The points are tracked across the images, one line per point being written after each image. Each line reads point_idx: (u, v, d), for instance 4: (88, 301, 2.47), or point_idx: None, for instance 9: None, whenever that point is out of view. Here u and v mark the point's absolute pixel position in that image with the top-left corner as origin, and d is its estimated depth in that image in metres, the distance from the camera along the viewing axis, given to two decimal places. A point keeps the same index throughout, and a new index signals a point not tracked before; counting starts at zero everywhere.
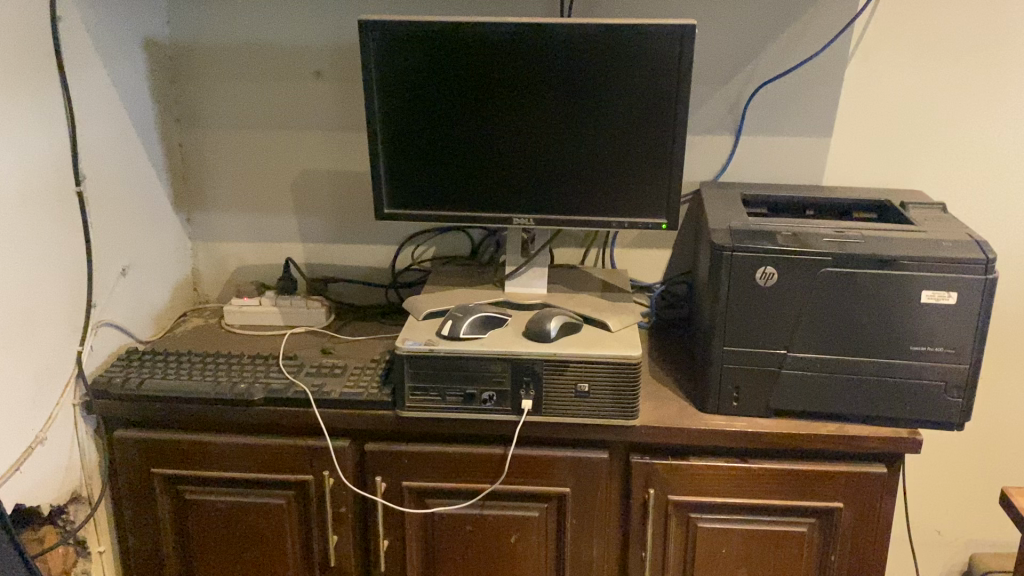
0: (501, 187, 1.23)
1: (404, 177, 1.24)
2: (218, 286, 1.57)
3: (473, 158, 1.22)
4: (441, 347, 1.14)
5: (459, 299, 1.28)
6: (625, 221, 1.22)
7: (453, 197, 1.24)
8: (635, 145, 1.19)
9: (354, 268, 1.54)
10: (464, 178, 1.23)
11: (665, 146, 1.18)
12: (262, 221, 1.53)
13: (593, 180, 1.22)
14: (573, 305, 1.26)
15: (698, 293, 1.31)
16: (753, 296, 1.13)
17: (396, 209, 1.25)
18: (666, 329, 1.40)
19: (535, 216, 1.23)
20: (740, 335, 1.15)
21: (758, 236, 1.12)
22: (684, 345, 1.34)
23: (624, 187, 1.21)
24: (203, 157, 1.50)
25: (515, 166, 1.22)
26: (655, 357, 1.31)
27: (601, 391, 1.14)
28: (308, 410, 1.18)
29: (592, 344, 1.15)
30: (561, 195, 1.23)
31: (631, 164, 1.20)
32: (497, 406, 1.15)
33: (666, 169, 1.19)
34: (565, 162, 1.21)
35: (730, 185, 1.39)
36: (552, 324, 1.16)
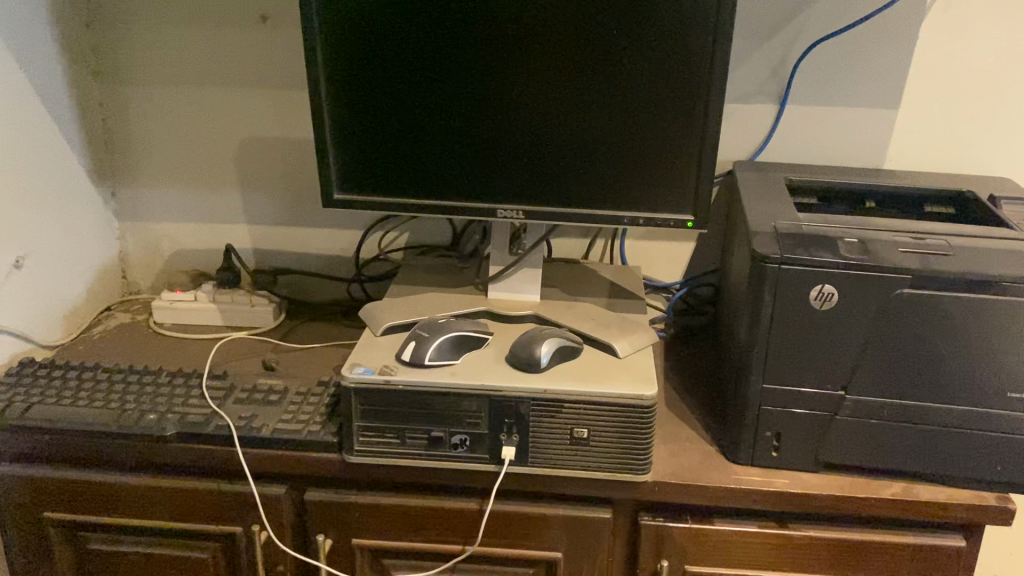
0: (482, 171, 0.96)
1: (358, 154, 0.97)
2: (151, 273, 1.32)
3: (448, 132, 0.95)
4: (401, 379, 0.89)
5: (430, 309, 1.03)
6: (640, 219, 0.95)
7: (421, 180, 0.98)
8: (657, 123, 0.92)
9: (312, 256, 1.28)
10: (435, 156, 0.96)
11: (696, 126, 0.92)
12: (200, 198, 1.27)
13: (599, 165, 0.95)
14: (572, 320, 1.01)
15: (729, 304, 1.05)
16: (805, 322, 0.87)
17: (348, 194, 0.99)
18: (687, 343, 1.15)
19: (525, 208, 0.97)
20: (784, 369, 0.89)
21: (814, 244, 0.86)
22: (711, 368, 1.09)
23: (641, 175, 0.95)
24: (128, 118, 1.24)
25: (500, 143, 0.95)
26: (674, 385, 1.05)
27: (603, 440, 0.89)
28: (232, 450, 0.94)
29: (593, 377, 0.90)
30: (558, 182, 0.96)
31: (649, 143, 0.93)
32: (470, 454, 0.91)
33: (695, 155, 0.93)
34: (564, 141, 0.94)
35: (770, 167, 1.13)
36: (542, 350, 0.90)
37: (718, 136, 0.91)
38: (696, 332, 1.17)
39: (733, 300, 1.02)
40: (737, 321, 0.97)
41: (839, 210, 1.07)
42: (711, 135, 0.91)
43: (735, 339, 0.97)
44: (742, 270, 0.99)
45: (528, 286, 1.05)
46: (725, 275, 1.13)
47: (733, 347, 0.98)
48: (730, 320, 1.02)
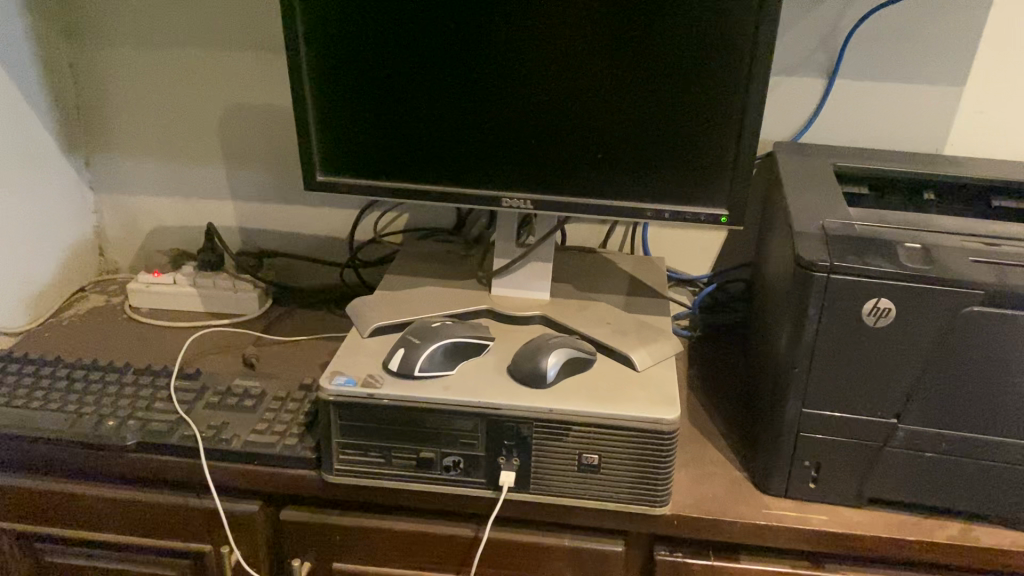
0: (485, 152, 0.84)
1: (344, 131, 0.85)
2: (130, 251, 1.21)
3: (447, 107, 0.83)
4: (386, 392, 0.78)
5: (426, 306, 0.91)
6: (665, 212, 0.83)
7: (416, 162, 0.86)
8: (688, 103, 0.79)
9: (302, 237, 1.16)
10: (432, 135, 0.84)
11: (734, 108, 0.79)
12: (181, 171, 1.15)
13: (619, 150, 0.82)
14: (585, 324, 0.89)
15: (764, 310, 0.93)
16: (854, 340, 0.75)
17: (332, 176, 0.87)
18: (714, 349, 1.03)
19: (533, 196, 0.84)
20: (827, 393, 0.77)
21: (869, 250, 0.74)
22: (741, 378, 0.97)
23: (669, 161, 0.82)
24: (101, 81, 1.12)
25: (507, 122, 0.82)
26: (699, 399, 0.94)
27: (616, 467, 0.78)
28: (198, 462, 0.84)
29: (605, 395, 0.79)
30: (573, 167, 0.84)
31: (679, 124, 0.80)
32: (464, 478, 0.80)
33: (732, 142, 0.80)
34: (579, 123, 0.82)
35: (815, 151, 1.00)
36: (550, 361, 0.79)
37: (759, 120, 0.78)
38: (725, 336, 1.05)
39: (770, 305, 0.90)
40: (774, 332, 0.85)
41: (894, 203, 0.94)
42: (752, 119, 0.78)
43: (770, 352, 0.85)
44: (781, 274, 0.86)
45: (536, 283, 0.93)
46: (759, 273, 1.01)
47: (768, 362, 0.86)
48: (765, 329, 0.91)
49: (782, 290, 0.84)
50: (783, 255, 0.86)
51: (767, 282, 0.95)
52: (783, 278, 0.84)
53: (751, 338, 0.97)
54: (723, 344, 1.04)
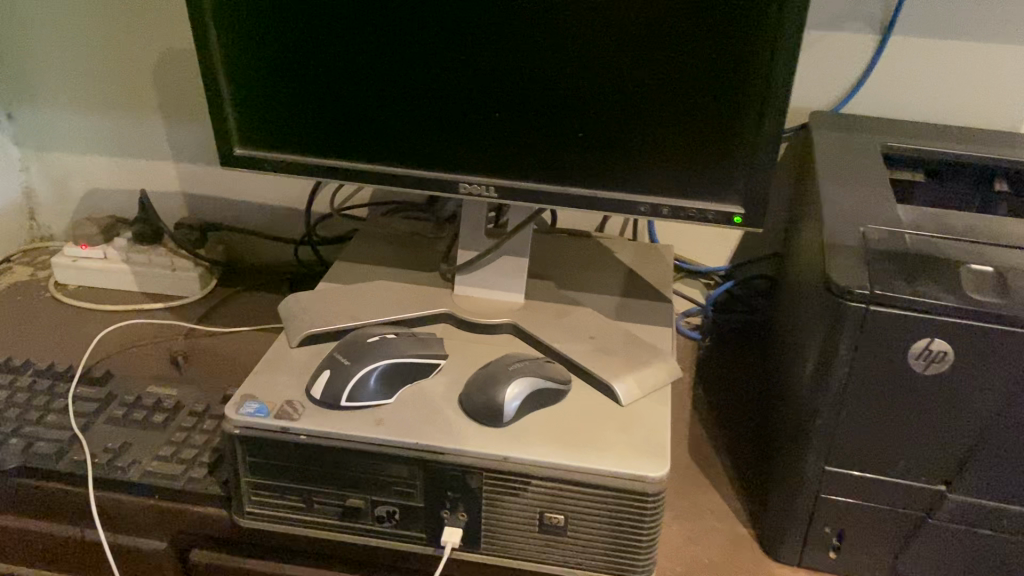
0: (438, 124, 0.67)
1: (264, 94, 0.69)
2: (64, 215, 1.06)
3: (390, 67, 0.66)
4: (303, 427, 0.63)
5: (371, 307, 0.75)
6: (662, 207, 0.65)
7: (354, 134, 0.69)
8: (694, 71, 0.62)
9: (254, 207, 1.01)
10: (371, 100, 0.67)
11: (755, 79, 0.61)
12: (115, 127, 1.00)
13: (605, 127, 0.65)
14: (562, 338, 0.72)
15: (781, 320, 0.76)
16: (895, 388, 0.58)
17: (253, 149, 0.71)
18: (727, 358, 0.86)
19: (498, 181, 0.68)
20: (856, 449, 0.61)
21: (922, 275, 0.56)
22: (756, 399, 0.80)
23: (668, 142, 0.65)
24: (19, 20, 0.96)
25: (465, 88, 0.65)
26: (703, 425, 0.78)
27: (584, 529, 0.62)
28: (88, 494, 0.70)
29: (575, 440, 0.63)
30: (547, 146, 0.66)
31: (682, 96, 0.63)
32: (399, 531, 0.65)
33: (750, 121, 0.62)
34: (554, 92, 0.64)
35: (860, 125, 0.81)
36: (511, 393, 0.64)
37: (787, 96, 0.60)
38: (741, 341, 0.88)
39: (789, 317, 0.73)
40: (792, 357, 0.69)
41: (940, 201, 0.78)
42: (777, 94, 0.60)
43: (787, 382, 0.69)
44: (804, 284, 0.69)
45: (507, 281, 0.77)
46: (781, 271, 0.83)
47: (783, 394, 0.69)
48: (781, 347, 0.74)
49: (805, 306, 0.66)
50: (808, 263, 0.69)
51: (788, 286, 0.77)
52: (807, 290, 0.66)
53: (767, 351, 0.80)
54: (737, 352, 0.87)
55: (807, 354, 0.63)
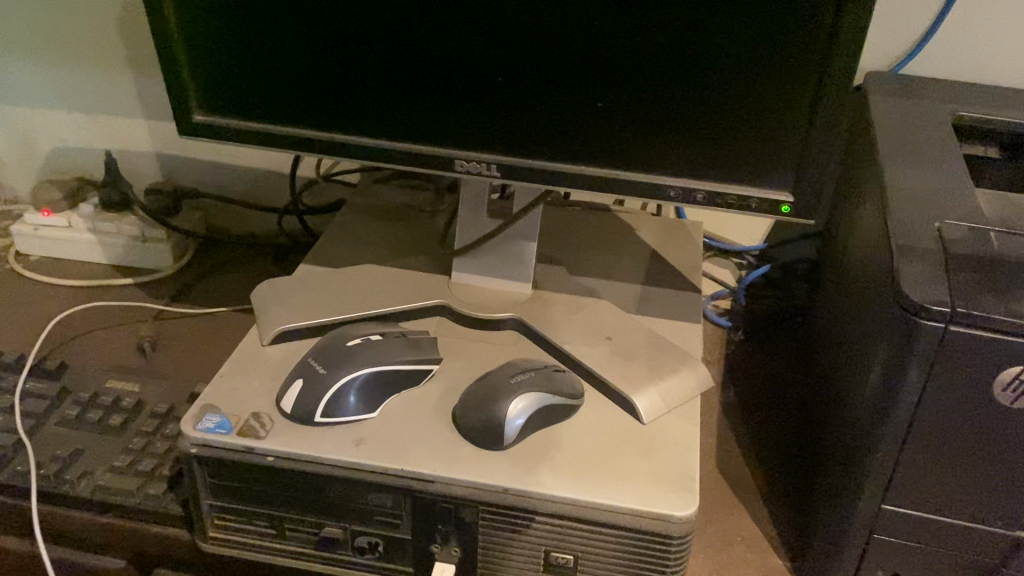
0: (432, 88, 0.57)
1: (226, 48, 0.58)
2: (28, 176, 0.96)
3: (373, 20, 0.55)
4: (270, 448, 0.54)
5: (355, 298, 0.66)
6: (696, 192, 0.55)
7: (331, 98, 0.58)
8: (740, 28, 0.51)
9: (234, 170, 0.90)
10: (352, 59, 0.57)
11: (815, 40, 0.50)
12: (79, 80, 0.89)
13: (629, 96, 0.54)
14: (574, 339, 0.63)
15: (827, 316, 0.66)
16: (975, 422, 0.48)
17: (215, 115, 0.61)
18: (761, 352, 0.76)
19: (501, 158, 0.57)
20: (921, 486, 0.51)
21: (1015, 290, 0.46)
22: (795, 403, 0.71)
23: (704, 114, 0.54)
24: None
25: (463, 46, 0.55)
26: (733, 432, 0.69)
27: (597, 571, 0.53)
28: (33, 510, 0.62)
29: (587, 467, 0.54)
30: (561, 115, 0.56)
31: (724, 59, 0.52)
32: (384, 564, 0.57)
33: (807, 90, 0.51)
34: (569, 53, 0.53)
35: (926, 89, 0.70)
36: (512, 407, 0.54)
37: (854, 63, 0.49)
38: (778, 331, 0.78)
39: (838, 317, 0.63)
40: (843, 368, 0.59)
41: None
42: (842, 60, 0.49)
43: (835, 397, 0.59)
44: (859, 280, 0.59)
45: (512, 269, 0.67)
46: (826, 256, 0.73)
47: (831, 411, 0.59)
48: (827, 351, 0.64)
49: (861, 311, 0.56)
50: (863, 258, 0.59)
51: (835, 277, 0.67)
52: (865, 291, 0.56)
53: (810, 349, 0.70)
54: (771, 343, 0.77)
55: (864, 372, 0.53)
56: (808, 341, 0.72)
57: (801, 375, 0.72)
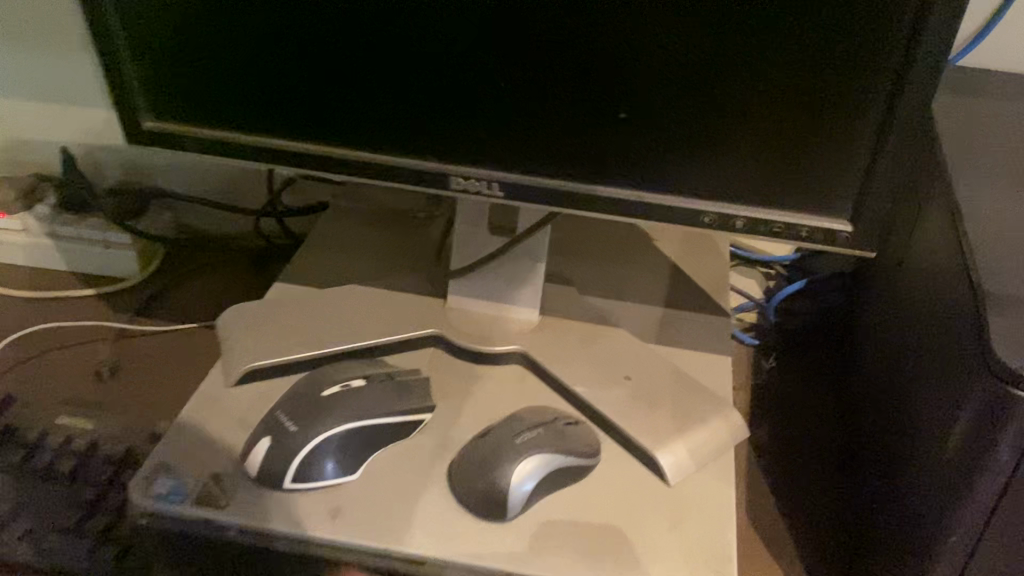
0: (418, 97, 0.47)
1: (172, 45, 0.49)
2: None
3: (347, 17, 0.45)
4: (234, 519, 0.47)
5: (335, 329, 0.57)
6: (734, 219, 0.46)
7: (299, 106, 0.49)
8: (796, 33, 0.41)
9: (206, 164, 0.81)
10: (322, 62, 0.47)
11: (889, 48, 0.40)
12: (29, 65, 0.79)
13: (657, 107, 0.45)
14: (588, 379, 0.54)
15: (878, 350, 0.58)
16: None
17: (165, 119, 0.52)
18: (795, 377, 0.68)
19: (503, 177, 0.48)
20: (1001, 572, 0.44)
21: None
22: (836, 441, 0.63)
23: (746, 133, 0.44)
24: None
25: (455, 49, 0.45)
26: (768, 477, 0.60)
27: None
28: None
29: (603, 545, 0.46)
30: (573, 130, 0.46)
31: (773, 69, 0.42)
32: None
33: (874, 108, 0.42)
34: (586, 55, 0.44)
35: (994, 85, 0.60)
36: (518, 475, 0.46)
37: (937, 76, 0.40)
38: (814, 354, 0.70)
39: (893, 355, 0.55)
40: (901, 420, 0.50)
41: None
42: (923, 73, 0.40)
43: (893, 455, 0.51)
44: (922, 319, 0.50)
45: (516, 293, 0.58)
46: (871, 272, 0.64)
47: (886, 469, 0.51)
48: (880, 392, 0.55)
49: (929, 358, 0.48)
50: (926, 294, 0.50)
51: (885, 302, 0.58)
52: (932, 337, 0.48)
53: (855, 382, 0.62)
54: (805, 366, 0.69)
55: (936, 440, 0.44)
56: (851, 372, 0.63)
57: (843, 409, 0.64)
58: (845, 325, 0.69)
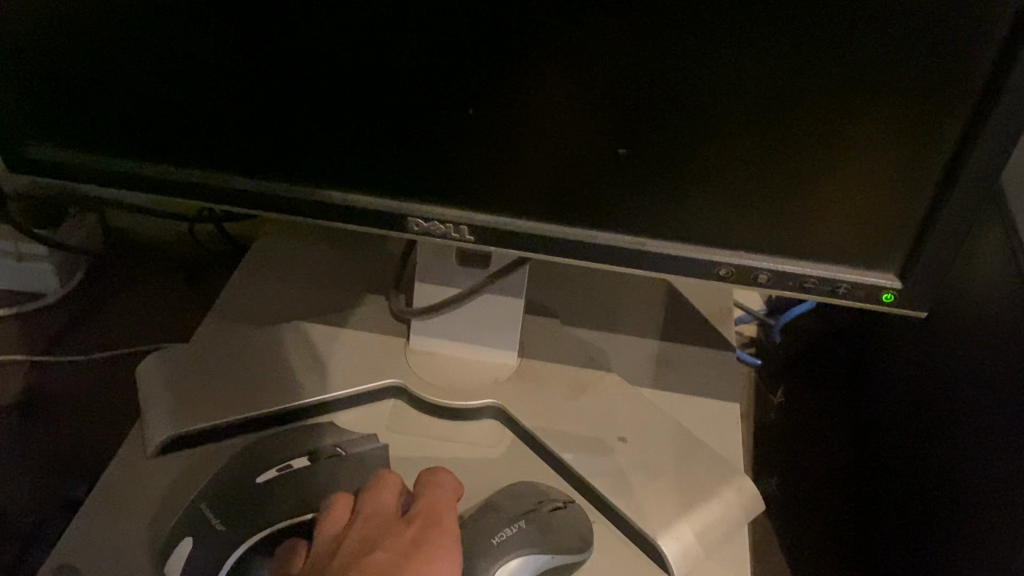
0: (366, 126, 0.38)
1: (44, 63, 0.38)
2: None
3: (271, 32, 0.36)
4: None
5: (278, 380, 0.49)
6: (758, 272, 0.38)
7: (217, 135, 0.39)
8: (849, 59, 0.32)
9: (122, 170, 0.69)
10: (242, 85, 0.38)
11: (965, 79, 0.31)
12: None
13: (665, 140, 0.36)
14: (577, 441, 0.46)
15: (925, 412, 0.51)
16: None
17: (47, 144, 0.41)
18: (802, 422, 0.67)
19: (473, 220, 0.39)
20: None
21: None
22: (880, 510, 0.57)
23: (776, 175, 0.36)
24: None
25: (410, 71, 0.36)
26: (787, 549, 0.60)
27: None
28: None
29: None
30: (559, 166, 0.37)
31: (815, 101, 0.33)
32: None
33: (940, 150, 0.34)
34: (576, 78, 0.34)
35: None
36: (514, 555, 0.39)
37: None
38: (822, 394, 0.68)
39: (947, 424, 0.48)
40: (963, 513, 0.44)
41: None
42: (1009, 112, 0.31)
43: (951, 545, 0.44)
44: (988, 394, 0.43)
45: (491, 335, 0.49)
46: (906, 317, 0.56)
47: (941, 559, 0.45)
48: (931, 467, 0.49)
49: (1003, 447, 0.41)
50: (996, 362, 0.43)
51: (935, 350, 0.50)
52: (1006, 422, 0.41)
53: (894, 440, 0.55)
54: (815, 410, 0.68)
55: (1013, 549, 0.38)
56: (889, 423, 0.57)
57: (876, 464, 0.58)
58: (872, 357, 0.62)
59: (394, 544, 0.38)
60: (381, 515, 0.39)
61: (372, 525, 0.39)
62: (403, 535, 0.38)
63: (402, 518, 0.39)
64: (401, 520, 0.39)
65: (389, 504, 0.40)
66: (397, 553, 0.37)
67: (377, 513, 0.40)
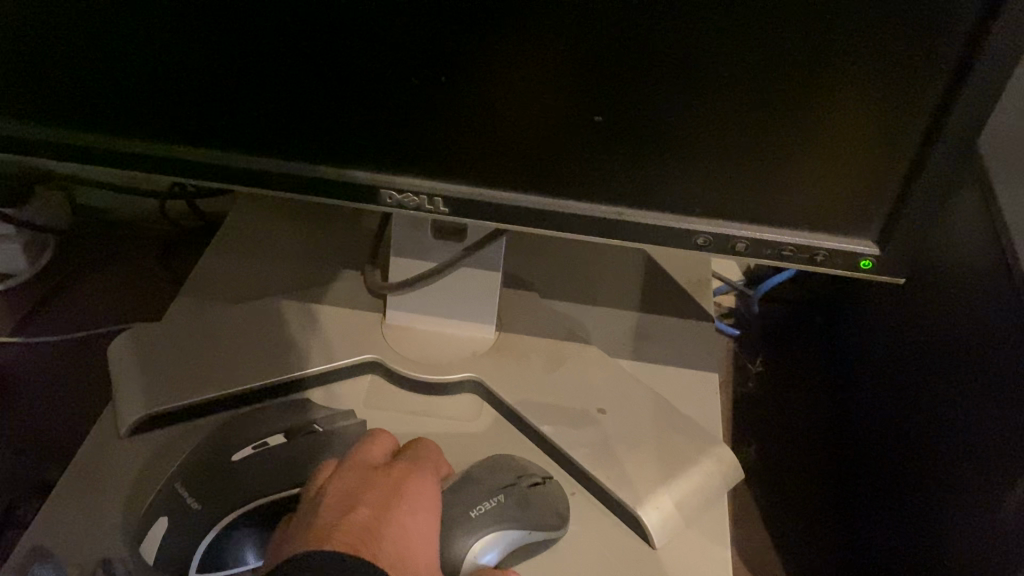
0: (336, 97, 0.37)
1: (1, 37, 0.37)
2: None
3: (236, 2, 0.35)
4: None
5: (252, 357, 0.48)
6: (735, 240, 0.38)
7: (183, 108, 0.38)
8: (825, 23, 0.31)
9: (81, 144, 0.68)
10: (208, 57, 0.36)
11: (943, 44, 0.31)
12: None
13: (640, 107, 0.35)
14: (556, 413, 0.46)
15: (906, 378, 0.51)
16: None
17: (4, 118, 0.40)
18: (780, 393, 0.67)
19: (447, 192, 0.38)
20: None
21: None
22: (859, 476, 0.58)
23: (753, 141, 0.35)
24: None
25: (380, 40, 0.35)
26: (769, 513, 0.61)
27: None
28: None
29: None
30: (534, 135, 0.37)
31: (791, 67, 0.33)
32: None
33: (918, 115, 0.33)
34: (549, 45, 0.34)
35: None
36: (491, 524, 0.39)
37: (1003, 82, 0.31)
38: (801, 363, 0.69)
39: (925, 389, 0.48)
40: (941, 477, 0.44)
41: None
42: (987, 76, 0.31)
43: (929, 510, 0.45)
44: (967, 359, 0.43)
45: (469, 309, 0.49)
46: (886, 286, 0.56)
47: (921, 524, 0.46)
48: (910, 433, 0.49)
49: (980, 412, 0.41)
50: (975, 328, 0.43)
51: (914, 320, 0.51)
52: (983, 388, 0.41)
53: (874, 408, 0.55)
54: (793, 379, 0.68)
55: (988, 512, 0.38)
56: (868, 392, 0.57)
57: (856, 431, 0.58)
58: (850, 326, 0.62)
59: (373, 500, 0.38)
60: (361, 471, 0.39)
61: (351, 482, 0.39)
62: (381, 489, 0.38)
63: (382, 473, 0.39)
64: (381, 475, 0.39)
65: (368, 461, 0.40)
66: (378, 508, 0.37)
67: (358, 470, 0.39)
